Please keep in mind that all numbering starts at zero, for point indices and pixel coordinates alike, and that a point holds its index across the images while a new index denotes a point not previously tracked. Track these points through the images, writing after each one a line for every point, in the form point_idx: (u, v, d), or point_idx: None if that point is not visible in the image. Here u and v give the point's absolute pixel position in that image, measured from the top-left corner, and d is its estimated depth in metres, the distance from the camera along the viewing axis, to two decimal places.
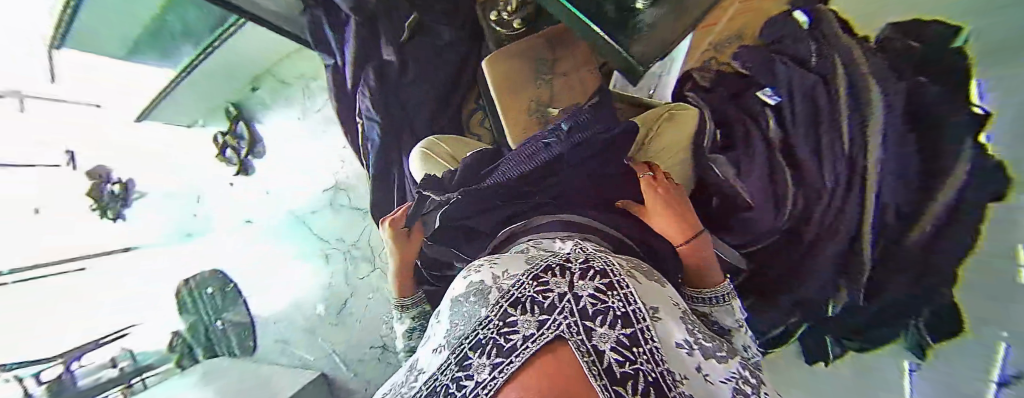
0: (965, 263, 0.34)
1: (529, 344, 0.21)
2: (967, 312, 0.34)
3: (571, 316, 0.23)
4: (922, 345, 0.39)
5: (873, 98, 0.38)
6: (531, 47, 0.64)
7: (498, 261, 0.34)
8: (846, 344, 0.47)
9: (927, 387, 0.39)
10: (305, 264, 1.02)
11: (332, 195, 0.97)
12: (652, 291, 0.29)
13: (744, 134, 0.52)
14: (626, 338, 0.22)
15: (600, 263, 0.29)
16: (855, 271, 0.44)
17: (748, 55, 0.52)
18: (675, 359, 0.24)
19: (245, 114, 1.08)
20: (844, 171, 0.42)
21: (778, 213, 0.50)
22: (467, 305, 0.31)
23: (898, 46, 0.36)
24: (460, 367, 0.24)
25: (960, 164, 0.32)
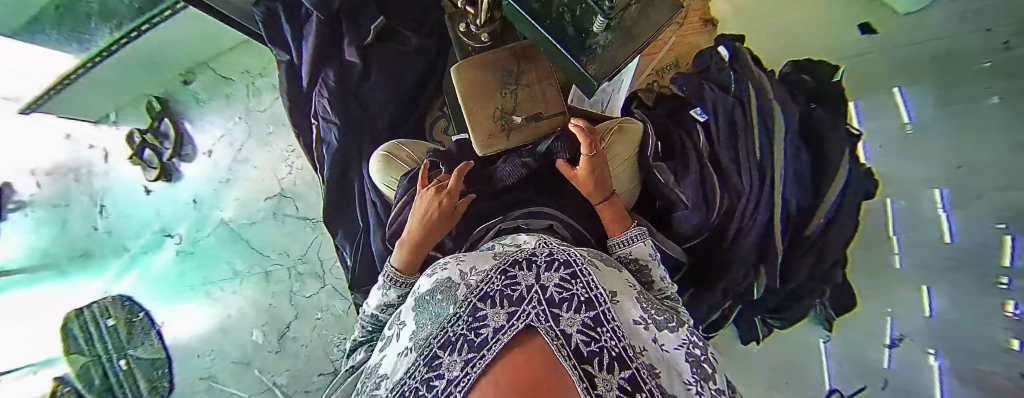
0: (852, 243, 0.45)
1: (501, 337, 0.25)
2: (859, 287, 0.45)
3: (539, 306, 0.28)
4: (828, 319, 0.49)
5: (776, 116, 0.50)
6: (499, 59, 0.68)
7: (464, 258, 0.37)
8: (771, 324, 0.58)
9: (836, 357, 0.48)
10: (241, 287, 0.87)
11: (275, 203, 0.91)
12: (610, 276, 0.34)
13: (681, 144, 0.60)
14: (590, 320, 0.28)
15: (564, 254, 0.33)
16: (771, 259, 0.54)
17: (684, 80, 0.63)
18: (633, 334, 0.30)
19: (172, 110, 0.90)
20: (757, 173, 0.51)
21: (709, 212, 0.56)
22: (433, 302, 0.34)
23: (795, 79, 0.51)
24: (429, 366, 0.27)
25: (841, 169, 0.44)
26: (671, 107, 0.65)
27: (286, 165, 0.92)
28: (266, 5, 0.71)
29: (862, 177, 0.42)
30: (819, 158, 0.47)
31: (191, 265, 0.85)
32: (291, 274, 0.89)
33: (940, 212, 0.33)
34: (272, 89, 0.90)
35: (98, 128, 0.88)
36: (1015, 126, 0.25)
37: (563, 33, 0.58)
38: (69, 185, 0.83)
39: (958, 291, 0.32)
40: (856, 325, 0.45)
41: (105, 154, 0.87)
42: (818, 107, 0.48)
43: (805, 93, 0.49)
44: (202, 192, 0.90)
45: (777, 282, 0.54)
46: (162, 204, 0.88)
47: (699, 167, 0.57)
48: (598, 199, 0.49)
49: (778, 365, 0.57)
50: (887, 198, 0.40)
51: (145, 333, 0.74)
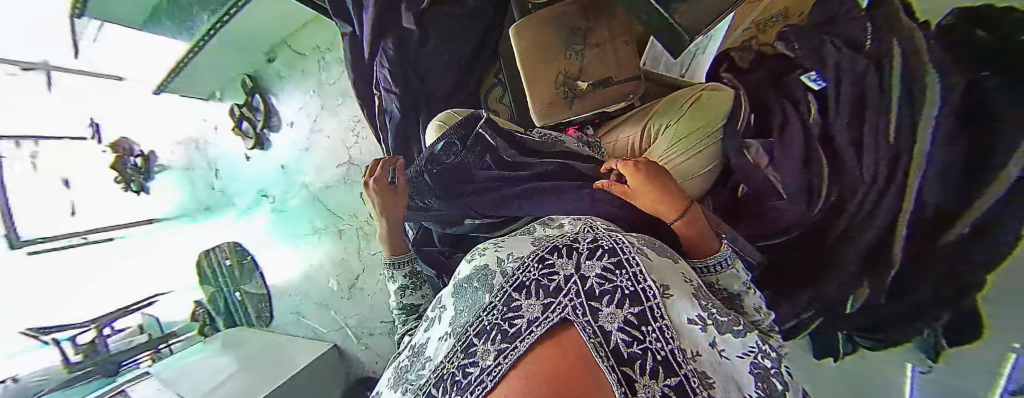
0: (997, 269, 0.33)
1: (534, 330, 0.24)
2: (988, 319, 0.35)
3: (578, 297, 0.26)
4: (934, 349, 0.40)
5: (927, 85, 0.36)
6: (565, 15, 0.62)
7: (504, 244, 0.37)
8: (858, 341, 0.47)
9: (929, 389, 0.41)
10: (320, 245, 1.01)
11: (346, 170, 0.96)
12: (663, 269, 0.30)
13: (784, 118, 0.50)
14: (633, 317, 0.25)
15: (608, 242, 0.30)
16: (882, 270, 0.43)
17: (794, 36, 0.51)
18: (688, 338, 0.26)
19: (262, 86, 1.04)
20: (886, 160, 0.40)
21: (811, 204, 0.48)
22: (471, 290, 0.34)
23: (961, 35, 0.33)
24: (465, 354, 0.27)
25: (1010, 167, 0.30)
26: (773, 70, 0.53)
27: (354, 134, 0.94)
28: None
29: None
30: (980, 144, 0.32)
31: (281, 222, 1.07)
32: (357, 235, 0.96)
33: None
34: (337, 61, 0.90)
35: (210, 103, 1.12)
36: None
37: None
38: (194, 154, 1.15)
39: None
40: (970, 361, 0.37)
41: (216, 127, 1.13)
42: (993, 76, 0.31)
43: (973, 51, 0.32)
44: (289, 159, 1.03)
45: (880, 298, 0.44)
46: (262, 166, 1.07)
47: (805, 145, 0.48)
48: (671, 216, 0.38)
49: (849, 383, 0.49)
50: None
51: (250, 273, 1.10)
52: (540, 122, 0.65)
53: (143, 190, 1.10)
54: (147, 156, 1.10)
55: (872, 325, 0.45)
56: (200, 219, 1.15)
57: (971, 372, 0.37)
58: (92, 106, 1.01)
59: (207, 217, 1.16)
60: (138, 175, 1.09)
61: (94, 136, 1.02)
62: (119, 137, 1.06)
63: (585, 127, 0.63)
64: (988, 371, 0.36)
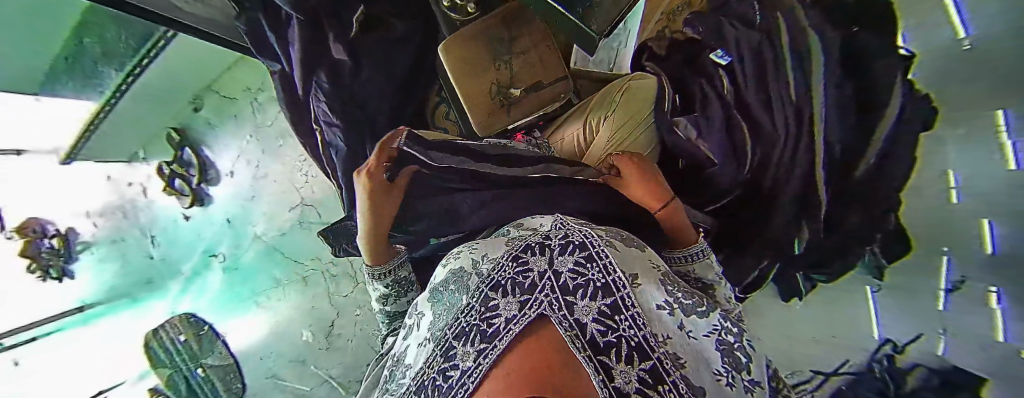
0: (904, 188, 0.38)
1: (512, 326, 0.26)
2: (913, 234, 0.38)
3: (553, 293, 0.27)
4: (877, 267, 0.43)
5: (812, 49, 0.43)
6: (487, 29, 0.64)
7: (478, 246, 0.37)
8: (816, 279, 0.50)
9: (889, 308, 0.43)
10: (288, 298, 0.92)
11: (299, 212, 0.93)
12: (631, 257, 0.32)
13: (701, 94, 0.58)
14: (607, 308, 0.26)
15: (579, 237, 0.31)
16: (813, 210, 0.49)
17: (699, 22, 0.58)
18: (656, 322, 0.28)
19: (192, 138, 0.93)
20: (793, 118, 0.47)
21: (740, 166, 0.55)
22: (447, 293, 0.35)
23: (831, 0, 0.42)
24: (446, 357, 0.28)
25: (893, 97, 0.37)
26: (688, 53, 0.60)
27: (302, 174, 0.93)
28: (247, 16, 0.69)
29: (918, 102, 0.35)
30: (867, 84, 0.40)
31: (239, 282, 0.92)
32: (325, 278, 0.93)
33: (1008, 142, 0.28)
34: (271, 101, 0.89)
35: (131, 165, 0.91)
36: None
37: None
38: (121, 223, 0.88)
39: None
40: (907, 273, 0.40)
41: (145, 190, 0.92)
42: (861, 30, 0.39)
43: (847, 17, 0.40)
44: (233, 211, 0.94)
45: (819, 234, 0.49)
46: (202, 226, 0.93)
47: (724, 115, 0.55)
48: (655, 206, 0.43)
49: (816, 322, 0.50)
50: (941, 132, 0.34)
51: (212, 343, 0.84)
52: (484, 133, 0.68)
53: (65, 275, 0.80)
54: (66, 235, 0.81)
55: (819, 261, 0.49)
56: (137, 296, 0.86)
57: (912, 283, 0.40)
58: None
59: (146, 297, 0.87)
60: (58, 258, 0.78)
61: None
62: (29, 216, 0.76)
63: (532, 131, 0.67)
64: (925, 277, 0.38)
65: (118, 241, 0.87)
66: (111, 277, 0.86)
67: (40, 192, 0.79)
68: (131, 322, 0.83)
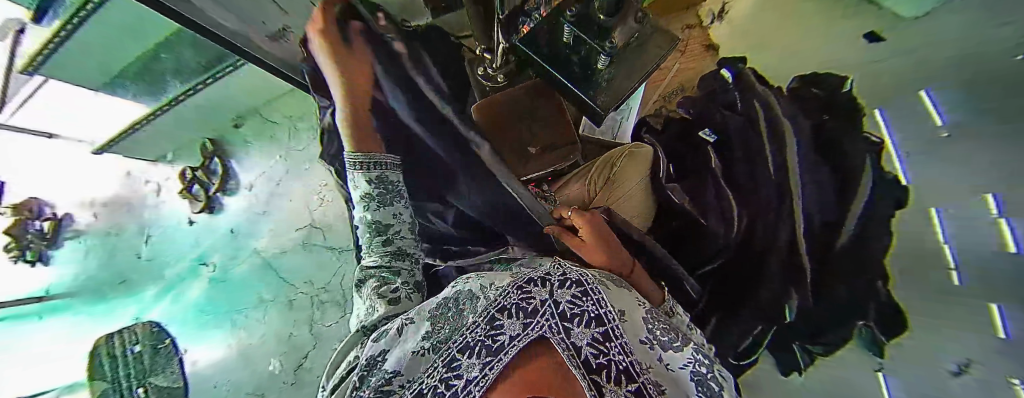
0: (891, 249, 0.41)
1: (517, 342, 0.27)
2: (909, 315, 0.38)
3: (552, 318, 0.28)
4: (877, 343, 0.42)
5: (785, 127, 0.56)
6: (513, 97, 0.74)
7: (485, 276, 0.37)
8: (812, 351, 0.48)
9: (900, 391, 0.39)
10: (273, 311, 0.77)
11: (305, 234, 0.89)
12: (619, 295, 0.33)
13: (694, 166, 0.65)
14: (599, 334, 0.27)
15: (576, 274, 0.32)
16: (801, 276, 0.50)
17: (691, 105, 0.71)
18: (640, 352, 0.29)
19: (226, 151, 0.92)
20: (776, 192, 0.54)
21: (729, 229, 0.58)
22: (451, 311, 0.34)
23: (806, 91, 0.56)
24: (448, 367, 0.28)
25: (864, 173, 0.45)
26: (682, 128, 0.71)
27: (316, 197, 0.93)
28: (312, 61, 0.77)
29: (888, 184, 0.43)
30: (840, 164, 0.48)
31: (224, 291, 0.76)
32: (312, 302, 0.81)
33: (997, 218, 0.30)
34: (310, 130, 0.94)
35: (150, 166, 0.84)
36: None
37: (571, 72, 0.68)
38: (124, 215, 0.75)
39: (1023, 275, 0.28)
40: (912, 353, 0.38)
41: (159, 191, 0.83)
42: (830, 118, 0.52)
43: (819, 107, 0.53)
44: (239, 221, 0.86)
45: (812, 301, 0.49)
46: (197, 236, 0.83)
47: (714, 184, 0.61)
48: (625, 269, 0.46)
49: None
50: (934, 208, 0.37)
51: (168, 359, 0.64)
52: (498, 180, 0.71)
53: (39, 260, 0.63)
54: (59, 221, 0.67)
55: (815, 328, 0.48)
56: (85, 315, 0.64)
57: (916, 361, 0.38)
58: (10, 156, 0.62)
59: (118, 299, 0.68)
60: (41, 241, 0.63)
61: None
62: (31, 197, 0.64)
63: (541, 184, 0.72)
64: (938, 357, 0.35)
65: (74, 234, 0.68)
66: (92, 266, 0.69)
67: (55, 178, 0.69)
68: (88, 332, 0.62)
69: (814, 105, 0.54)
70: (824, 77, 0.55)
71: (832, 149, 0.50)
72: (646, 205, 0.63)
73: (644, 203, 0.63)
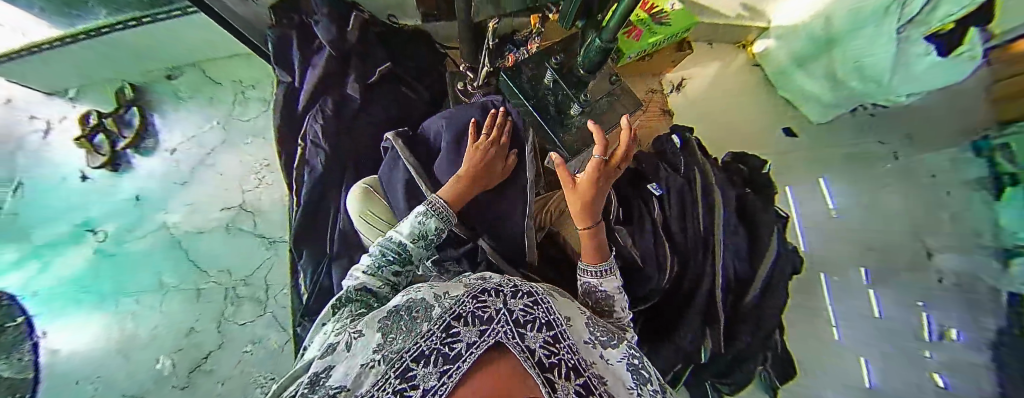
0: (790, 305, 0.59)
1: (475, 349, 0.25)
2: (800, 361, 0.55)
3: (508, 325, 0.28)
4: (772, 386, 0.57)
5: (716, 197, 0.59)
6: None
7: (438, 286, 0.36)
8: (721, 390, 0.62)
9: None
10: (165, 298, 0.73)
11: (231, 215, 0.80)
12: (566, 304, 0.36)
13: (638, 213, 0.65)
14: (550, 338, 0.28)
15: (526, 286, 0.33)
16: (715, 322, 0.56)
17: (644, 158, 0.71)
18: (585, 352, 0.31)
19: (147, 102, 0.83)
20: (701, 244, 0.59)
21: (661, 271, 0.59)
22: (401, 319, 0.32)
23: (735, 168, 0.66)
24: (401, 379, 0.24)
25: (772, 242, 0.56)
26: (632, 179, 0.70)
27: (255, 178, 0.83)
28: (281, 31, 0.71)
29: (789, 252, 0.56)
30: (754, 233, 0.58)
31: (107, 268, 0.74)
32: (227, 295, 0.75)
33: (869, 289, 0.45)
34: (261, 101, 0.85)
35: (48, 98, 0.81)
36: (922, 222, 0.37)
37: (546, 113, 0.62)
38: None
39: (892, 335, 0.42)
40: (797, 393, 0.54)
41: (50, 130, 0.80)
42: (751, 192, 0.62)
43: (742, 179, 0.65)
44: (148, 188, 0.80)
45: (722, 346, 0.56)
46: (99, 191, 0.79)
47: (653, 232, 0.62)
48: (584, 224, 0.46)
49: None
50: (824, 274, 0.53)
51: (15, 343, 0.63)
52: None
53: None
54: None
55: (721, 369, 0.59)
56: None
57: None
58: None
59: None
60: None
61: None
62: None
63: None
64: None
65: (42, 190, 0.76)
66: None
67: None
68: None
69: (738, 177, 0.65)
70: (751, 159, 0.67)
71: (749, 219, 0.60)
72: None
73: None
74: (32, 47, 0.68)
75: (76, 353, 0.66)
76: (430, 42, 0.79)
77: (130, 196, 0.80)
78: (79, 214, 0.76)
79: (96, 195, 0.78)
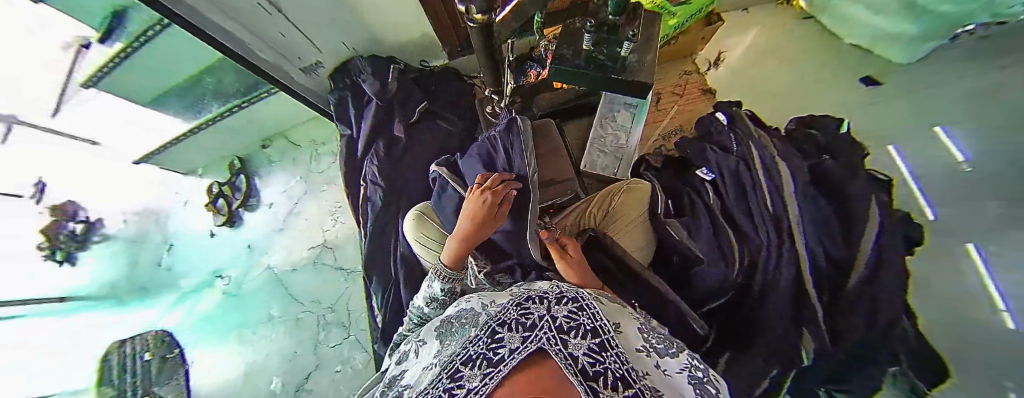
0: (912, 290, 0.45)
1: (516, 355, 0.24)
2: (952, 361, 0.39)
3: (551, 331, 0.26)
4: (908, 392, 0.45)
5: (783, 175, 0.53)
6: None
7: (487, 295, 0.38)
8: None
9: None
10: (273, 328, 0.87)
11: (317, 252, 0.93)
12: (614, 310, 0.34)
13: (690, 204, 0.62)
14: (595, 345, 0.25)
15: (571, 293, 0.32)
16: (810, 319, 0.48)
17: (689, 145, 0.69)
18: (637, 360, 0.27)
19: (250, 169, 1.02)
20: (775, 230, 0.51)
21: (729, 267, 0.53)
22: (457, 328, 0.34)
23: (800, 135, 0.61)
24: (451, 379, 0.26)
25: (873, 215, 0.48)
26: (679, 169, 0.68)
27: (331, 218, 0.95)
28: (339, 93, 0.84)
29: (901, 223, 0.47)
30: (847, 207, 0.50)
31: (232, 305, 0.91)
32: (319, 322, 0.86)
33: None
34: (330, 154, 0.99)
35: (184, 178, 1.01)
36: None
37: (603, 66, 0.44)
38: (148, 227, 0.97)
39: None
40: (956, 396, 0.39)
41: (186, 202, 1.01)
42: (829, 159, 0.55)
43: (816, 147, 0.59)
44: (257, 238, 0.97)
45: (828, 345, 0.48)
46: (224, 245, 0.98)
47: (712, 223, 0.57)
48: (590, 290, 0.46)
49: None
50: (972, 246, 0.37)
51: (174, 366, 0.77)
52: None
53: (69, 261, 0.81)
54: (89, 223, 0.85)
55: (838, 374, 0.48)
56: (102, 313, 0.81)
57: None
58: (53, 163, 0.77)
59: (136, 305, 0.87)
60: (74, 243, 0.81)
61: (36, 196, 0.76)
62: (67, 200, 0.81)
63: None
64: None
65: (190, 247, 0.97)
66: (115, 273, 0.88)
67: (101, 181, 0.87)
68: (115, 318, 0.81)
69: (810, 147, 0.59)
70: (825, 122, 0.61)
71: (837, 193, 0.52)
72: (643, 246, 0.60)
73: (642, 243, 0.60)
74: (171, 142, 0.90)
75: (211, 381, 0.79)
76: (459, 75, 0.85)
77: (243, 244, 0.98)
78: (213, 264, 0.96)
79: (221, 250, 0.98)
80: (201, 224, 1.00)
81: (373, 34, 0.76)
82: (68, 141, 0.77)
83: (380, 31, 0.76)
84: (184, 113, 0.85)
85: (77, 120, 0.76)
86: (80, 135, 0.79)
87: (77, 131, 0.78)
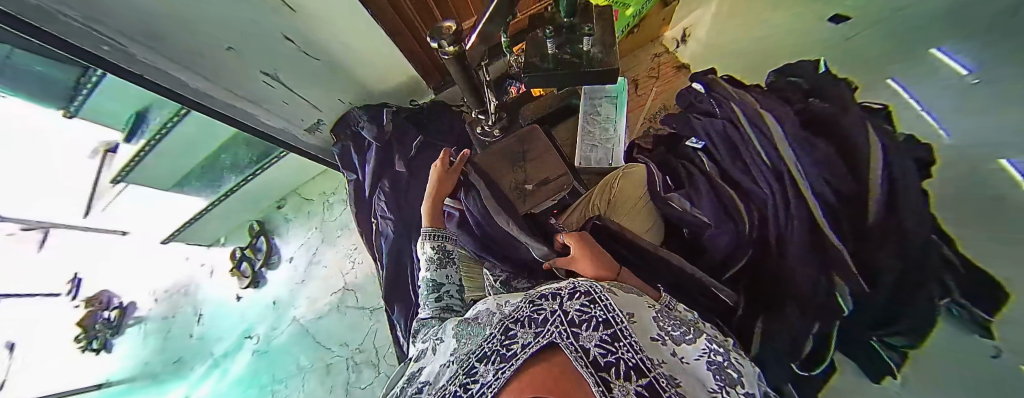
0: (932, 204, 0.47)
1: (527, 349, 0.24)
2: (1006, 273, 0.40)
3: (562, 325, 0.25)
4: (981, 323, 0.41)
5: (769, 123, 0.57)
6: (503, 147, 0.66)
7: (504, 296, 0.37)
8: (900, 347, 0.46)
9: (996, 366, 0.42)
10: (304, 381, 0.86)
11: (339, 297, 0.94)
12: (629, 299, 0.30)
13: (688, 174, 0.63)
14: (607, 335, 0.24)
15: (584, 285, 0.30)
16: (839, 263, 0.48)
17: (672, 120, 0.70)
18: (653, 348, 0.25)
19: (268, 229, 1.06)
20: (775, 179, 0.55)
21: (738, 227, 0.57)
22: (471, 328, 0.33)
23: (781, 85, 0.63)
24: (466, 374, 0.25)
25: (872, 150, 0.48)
26: (669, 145, 0.70)
27: (350, 261, 0.97)
28: (342, 143, 0.89)
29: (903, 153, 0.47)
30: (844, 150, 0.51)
31: (261, 365, 0.91)
32: (348, 364, 0.85)
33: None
34: (341, 202, 1.03)
35: (210, 249, 1.05)
36: None
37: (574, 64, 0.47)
38: (177, 300, 1.02)
39: None
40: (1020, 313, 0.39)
41: (211, 271, 1.04)
42: (815, 100, 0.57)
43: (800, 92, 0.60)
44: (281, 294, 0.99)
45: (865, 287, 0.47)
46: (248, 307, 0.99)
47: (713, 188, 0.60)
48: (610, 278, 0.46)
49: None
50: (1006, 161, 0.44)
51: None
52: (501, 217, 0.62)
53: (103, 348, 0.93)
54: (123, 308, 0.97)
55: (884, 317, 0.46)
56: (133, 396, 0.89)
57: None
58: (82, 257, 0.91)
59: (169, 381, 0.93)
60: (106, 331, 0.92)
61: (71, 291, 0.89)
62: (100, 290, 0.93)
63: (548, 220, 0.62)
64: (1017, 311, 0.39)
65: (219, 315, 0.99)
66: (148, 354, 0.96)
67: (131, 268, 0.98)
68: None
69: (794, 93, 0.60)
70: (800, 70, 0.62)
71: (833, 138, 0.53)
72: (650, 223, 0.61)
73: (649, 221, 0.61)
74: (193, 219, 0.95)
75: None
76: (448, 106, 0.90)
77: (268, 301, 0.99)
78: (241, 327, 0.97)
79: (246, 312, 0.99)
80: (223, 295, 1.01)
81: (363, 85, 0.83)
82: (98, 234, 0.90)
83: (370, 81, 0.82)
84: (204, 189, 0.91)
85: (107, 216, 0.89)
86: (110, 228, 0.91)
87: (105, 225, 0.90)
